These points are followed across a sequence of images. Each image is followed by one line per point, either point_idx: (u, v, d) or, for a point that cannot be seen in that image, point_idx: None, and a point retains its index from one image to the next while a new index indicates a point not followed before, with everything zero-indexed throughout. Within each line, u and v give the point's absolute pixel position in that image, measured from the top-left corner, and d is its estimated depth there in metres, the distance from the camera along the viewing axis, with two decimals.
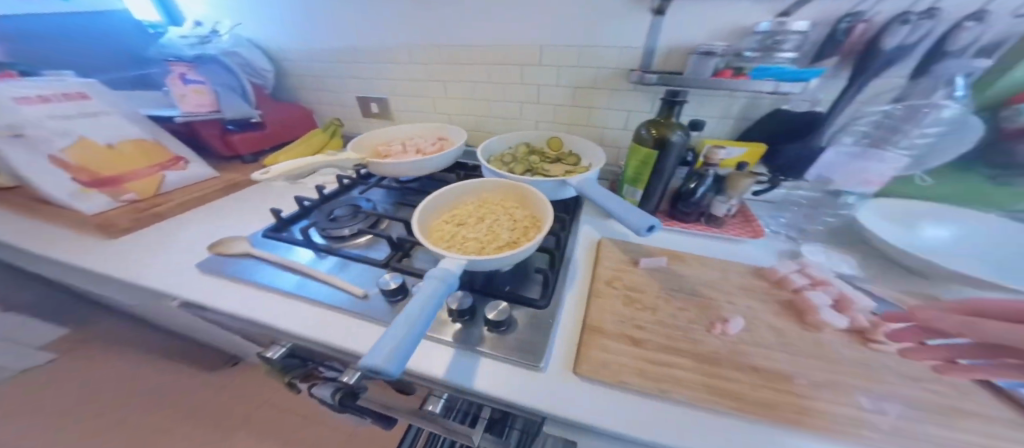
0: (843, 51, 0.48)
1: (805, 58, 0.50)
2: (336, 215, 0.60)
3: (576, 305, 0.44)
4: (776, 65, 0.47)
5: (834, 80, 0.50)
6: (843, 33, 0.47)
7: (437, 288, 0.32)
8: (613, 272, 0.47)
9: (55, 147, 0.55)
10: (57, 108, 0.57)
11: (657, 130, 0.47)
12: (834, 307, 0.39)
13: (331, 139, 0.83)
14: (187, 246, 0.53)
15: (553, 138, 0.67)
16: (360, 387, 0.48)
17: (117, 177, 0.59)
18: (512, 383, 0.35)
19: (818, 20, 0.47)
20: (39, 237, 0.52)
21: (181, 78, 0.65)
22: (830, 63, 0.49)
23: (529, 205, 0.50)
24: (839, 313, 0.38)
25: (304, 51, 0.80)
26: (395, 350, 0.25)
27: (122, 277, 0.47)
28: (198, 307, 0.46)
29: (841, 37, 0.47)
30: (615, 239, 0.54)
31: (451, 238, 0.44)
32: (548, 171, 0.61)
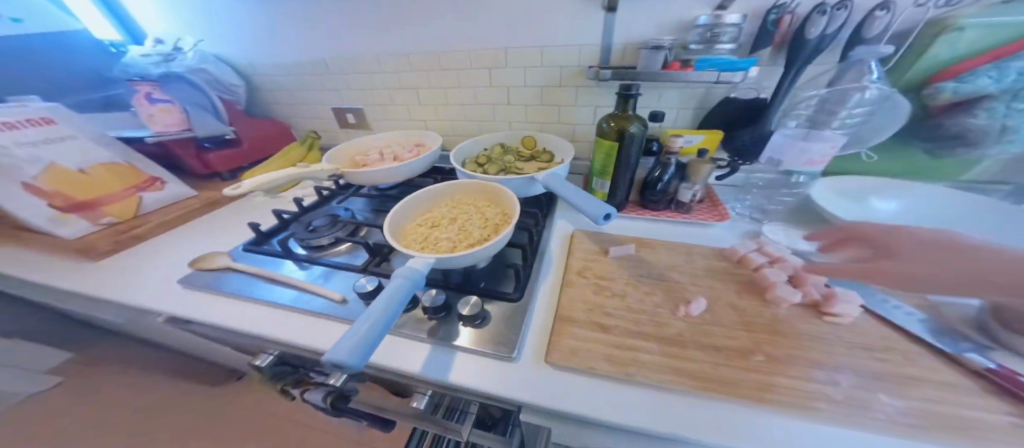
0: (776, 42, 0.51)
1: (743, 50, 0.54)
2: (314, 225, 0.61)
3: (549, 296, 0.45)
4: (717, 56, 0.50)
5: (773, 67, 0.54)
6: (773, 24, 0.50)
7: (401, 285, 0.34)
8: (584, 262, 0.49)
9: (27, 174, 0.55)
10: (25, 134, 0.57)
11: (617, 122, 0.49)
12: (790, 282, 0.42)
13: (309, 152, 0.85)
14: (167, 264, 0.53)
15: (525, 137, 0.69)
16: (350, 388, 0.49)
17: (93, 200, 0.60)
18: (487, 374, 0.37)
19: (750, 13, 0.51)
20: (18, 264, 0.52)
21: (147, 98, 0.67)
22: (766, 53, 0.53)
23: (501, 202, 0.52)
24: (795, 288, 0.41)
25: (274, 65, 0.81)
26: (358, 345, 0.27)
27: (103, 298, 0.47)
28: (184, 321, 0.48)
29: (772, 28, 0.50)
30: (587, 230, 0.56)
31: (424, 239, 0.45)
32: (520, 170, 0.62)
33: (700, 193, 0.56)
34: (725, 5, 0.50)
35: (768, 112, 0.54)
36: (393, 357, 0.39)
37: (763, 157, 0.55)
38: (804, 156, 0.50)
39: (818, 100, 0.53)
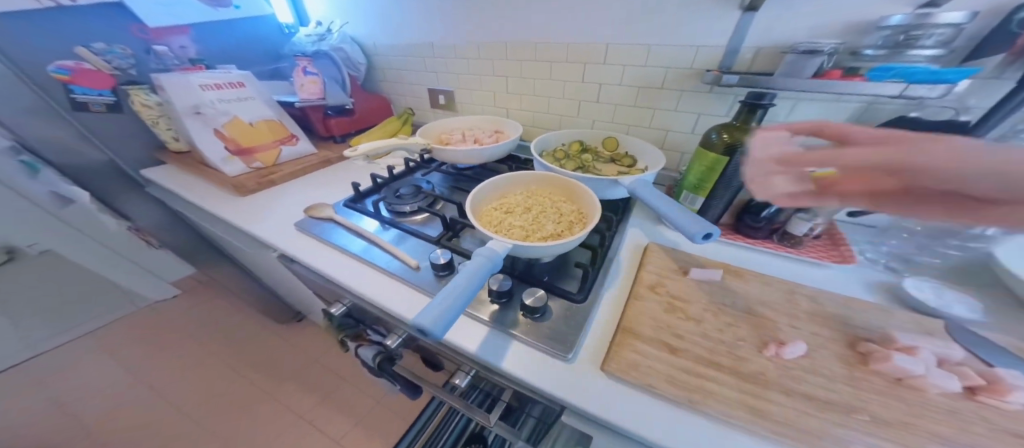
0: (1015, 47, 0.38)
1: (953, 57, 0.42)
2: (401, 192, 0.67)
3: (612, 307, 0.44)
4: (907, 65, 0.41)
5: (996, 82, 0.41)
6: (1019, 24, 0.37)
7: (481, 265, 0.34)
8: (658, 278, 0.46)
9: (219, 123, 0.71)
10: (224, 94, 0.73)
11: (729, 134, 0.43)
12: (931, 349, 0.34)
13: (403, 126, 0.95)
14: (289, 206, 0.65)
15: (609, 137, 0.66)
16: (396, 353, 0.57)
17: (251, 148, 0.74)
18: (539, 368, 0.37)
19: (982, 10, 0.39)
20: (201, 192, 0.69)
21: (303, 70, 0.81)
22: (994, 62, 0.40)
23: (577, 200, 0.50)
24: (935, 359, 0.33)
25: (390, 46, 0.91)
26: (441, 316, 0.28)
27: (245, 226, 0.59)
28: (290, 258, 0.57)
29: (1014, 29, 0.37)
30: (664, 244, 0.52)
31: (499, 224, 0.47)
32: (598, 171, 0.60)
33: (818, 228, 0.48)
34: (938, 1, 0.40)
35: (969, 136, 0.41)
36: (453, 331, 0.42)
37: None
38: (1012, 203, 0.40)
39: None
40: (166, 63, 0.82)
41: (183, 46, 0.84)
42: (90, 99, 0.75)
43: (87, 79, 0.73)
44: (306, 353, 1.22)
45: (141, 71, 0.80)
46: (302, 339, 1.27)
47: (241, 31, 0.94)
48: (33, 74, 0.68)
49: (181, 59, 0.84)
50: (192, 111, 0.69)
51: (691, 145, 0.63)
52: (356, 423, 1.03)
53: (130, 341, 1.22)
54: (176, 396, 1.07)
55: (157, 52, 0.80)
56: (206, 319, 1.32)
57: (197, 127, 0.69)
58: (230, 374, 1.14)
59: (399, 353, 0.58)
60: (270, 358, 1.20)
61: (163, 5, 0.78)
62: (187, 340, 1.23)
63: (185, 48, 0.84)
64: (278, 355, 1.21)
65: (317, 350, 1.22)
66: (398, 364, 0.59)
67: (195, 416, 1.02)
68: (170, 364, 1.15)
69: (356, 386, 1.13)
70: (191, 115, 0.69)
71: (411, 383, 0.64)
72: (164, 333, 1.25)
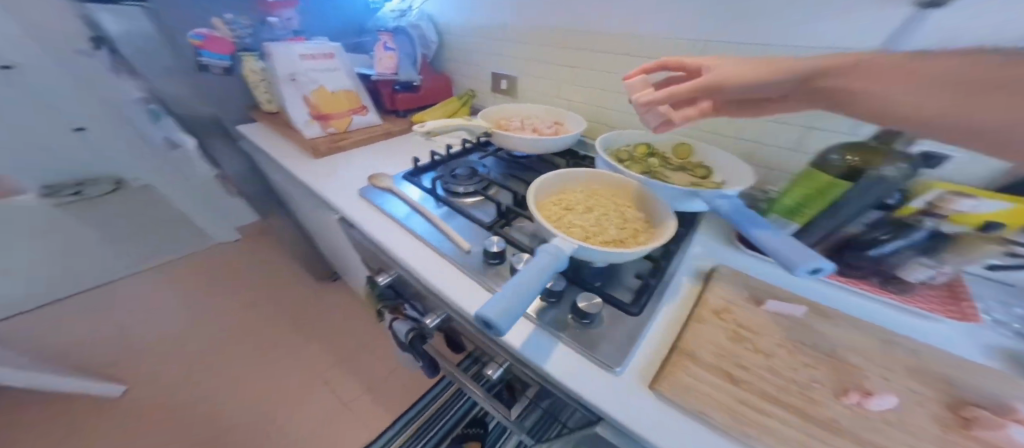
0: None
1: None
2: (457, 172, 0.68)
3: (668, 326, 0.41)
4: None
5: None
6: None
7: (547, 262, 0.33)
8: (724, 303, 0.42)
9: (308, 90, 0.76)
10: (318, 64, 0.78)
11: (861, 157, 0.38)
12: None
13: (462, 107, 0.95)
14: (354, 173, 0.68)
15: (682, 144, 0.61)
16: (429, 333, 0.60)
17: (330, 114, 0.78)
18: (583, 376, 0.36)
19: None
20: (281, 149, 0.76)
21: (384, 45, 0.84)
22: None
23: (644, 207, 0.47)
24: None
25: (463, 26, 0.91)
26: (509, 309, 0.28)
27: (315, 185, 0.64)
28: (349, 223, 0.61)
29: None
30: (734, 269, 0.48)
31: (559, 220, 0.45)
32: (668, 177, 0.55)
33: (939, 276, 0.41)
34: None
35: None
36: None
37: None
38: None
39: None
40: (276, 33, 0.87)
41: (290, 18, 0.88)
42: (212, 63, 0.81)
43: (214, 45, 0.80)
44: (345, 311, 1.34)
45: (255, 40, 0.87)
46: (340, 299, 1.39)
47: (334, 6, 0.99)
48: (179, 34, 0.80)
49: (286, 31, 0.88)
50: (289, 78, 0.75)
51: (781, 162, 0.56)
52: (379, 382, 1.12)
53: (206, 273, 1.44)
54: (230, 327, 1.25)
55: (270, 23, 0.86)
56: (260, 267, 1.50)
57: (291, 92, 0.75)
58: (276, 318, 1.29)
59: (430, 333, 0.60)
60: (312, 311, 1.33)
61: None
62: (244, 282, 1.42)
63: (290, 20, 0.88)
64: (317, 310, 1.34)
65: (350, 313, 1.33)
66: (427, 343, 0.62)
67: (245, 344, 1.19)
68: (232, 300, 1.34)
69: (382, 349, 1.21)
70: (287, 81, 0.75)
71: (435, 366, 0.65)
72: (229, 273, 1.45)
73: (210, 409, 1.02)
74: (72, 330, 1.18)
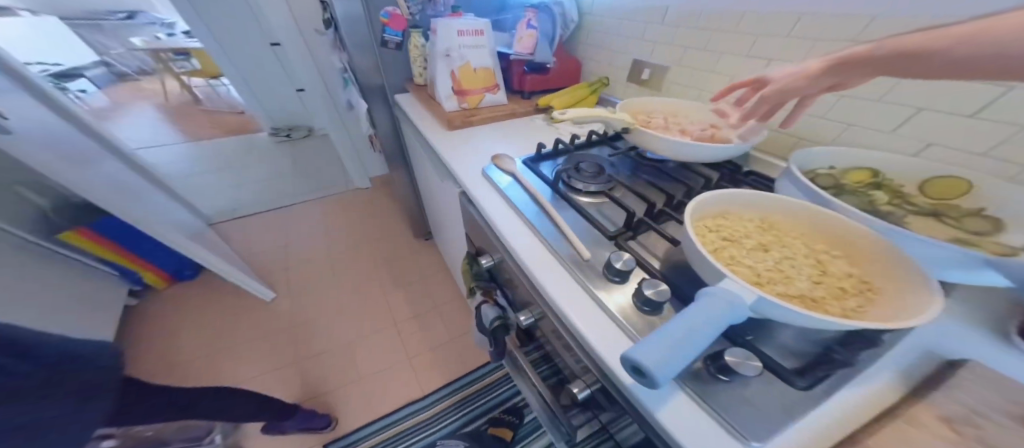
0: None
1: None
2: (582, 167, 0.61)
3: (857, 422, 0.28)
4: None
5: None
6: None
7: (720, 312, 0.25)
8: (987, 426, 0.26)
9: (454, 66, 0.79)
10: (468, 40, 0.79)
11: None
12: None
13: (590, 95, 0.88)
14: (476, 148, 0.70)
15: (948, 179, 0.41)
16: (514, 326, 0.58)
17: (467, 90, 0.80)
18: (703, 439, 0.27)
19: None
20: (418, 116, 0.84)
21: (527, 23, 0.81)
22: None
23: (862, 263, 0.33)
24: None
25: (609, 6, 0.83)
26: (669, 359, 0.22)
27: (442, 154, 0.68)
28: (468, 199, 0.63)
29: None
30: (1018, 383, 0.29)
31: (720, 254, 0.35)
32: (904, 224, 0.38)
33: None
34: None
35: None
36: (605, 340, 0.35)
37: None
38: None
39: None
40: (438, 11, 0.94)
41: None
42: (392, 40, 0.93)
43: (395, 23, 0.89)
44: (435, 271, 1.49)
45: (422, 17, 0.97)
46: (432, 261, 1.54)
47: None
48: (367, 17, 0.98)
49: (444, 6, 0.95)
50: (444, 54, 0.78)
51: None
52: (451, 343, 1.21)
53: (344, 212, 1.79)
54: (350, 260, 1.54)
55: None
56: (379, 215, 1.77)
57: (441, 67, 0.79)
58: (381, 262, 1.53)
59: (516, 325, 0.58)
60: (410, 265, 1.52)
61: None
62: (365, 225, 1.72)
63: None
64: (414, 264, 1.52)
65: (438, 274, 1.48)
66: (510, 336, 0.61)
67: (362, 280, 1.45)
68: (358, 239, 1.64)
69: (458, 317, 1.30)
70: (442, 57, 0.79)
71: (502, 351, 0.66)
72: (359, 215, 1.78)
73: (329, 320, 1.29)
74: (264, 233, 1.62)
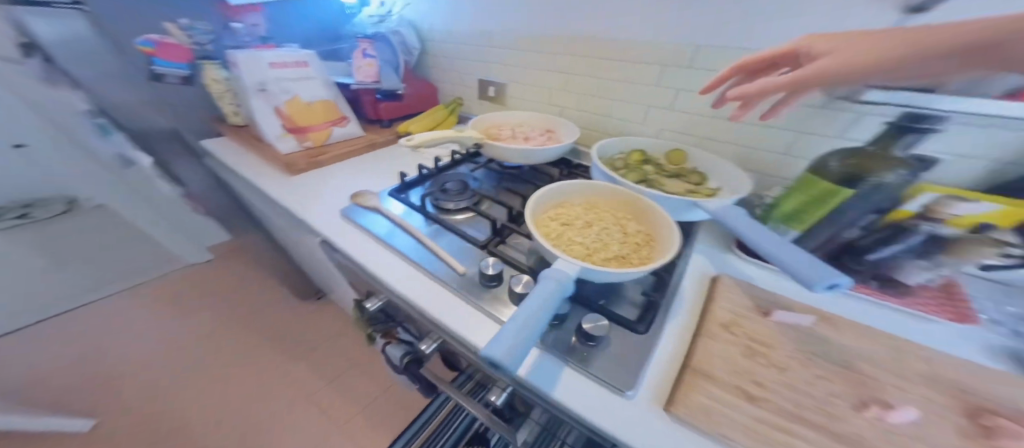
0: None
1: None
2: (448, 187, 0.65)
3: (676, 342, 0.40)
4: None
5: None
6: None
7: (551, 291, 0.30)
8: (731, 315, 0.41)
9: (279, 101, 0.72)
10: (287, 72, 0.74)
11: (858, 162, 0.37)
12: None
13: (448, 116, 0.92)
14: (335, 192, 0.64)
15: (676, 150, 0.61)
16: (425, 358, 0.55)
17: (305, 127, 0.74)
18: (597, 404, 0.34)
19: None
20: (252, 167, 0.71)
21: (362, 52, 0.81)
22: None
23: (645, 220, 0.46)
24: None
25: (446, 32, 0.89)
26: (514, 348, 0.25)
27: (293, 206, 0.60)
28: (332, 246, 0.57)
29: None
30: (737, 278, 0.47)
31: (558, 237, 0.43)
32: (665, 186, 0.55)
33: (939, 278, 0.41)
34: None
35: None
36: None
37: None
38: None
39: None
40: (240, 40, 0.81)
41: (255, 25, 0.85)
42: (168, 71, 0.85)
43: (170, 53, 0.83)
44: (339, 324, 1.29)
45: (217, 46, 0.84)
46: (324, 317, 1.32)
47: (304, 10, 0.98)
48: None
49: (252, 36, 0.84)
50: (258, 88, 0.71)
51: (794, 171, 0.55)
52: (377, 398, 1.09)
53: (178, 293, 1.32)
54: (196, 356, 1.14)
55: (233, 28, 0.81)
56: (233, 285, 1.39)
57: (258, 103, 0.71)
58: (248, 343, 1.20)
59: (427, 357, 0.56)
60: (293, 333, 1.25)
61: None
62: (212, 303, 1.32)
63: (255, 27, 0.85)
64: (302, 327, 1.27)
65: (337, 328, 1.28)
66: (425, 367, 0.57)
67: (232, 371, 1.11)
68: (202, 326, 1.23)
69: (368, 372, 1.16)
70: (256, 91, 0.71)
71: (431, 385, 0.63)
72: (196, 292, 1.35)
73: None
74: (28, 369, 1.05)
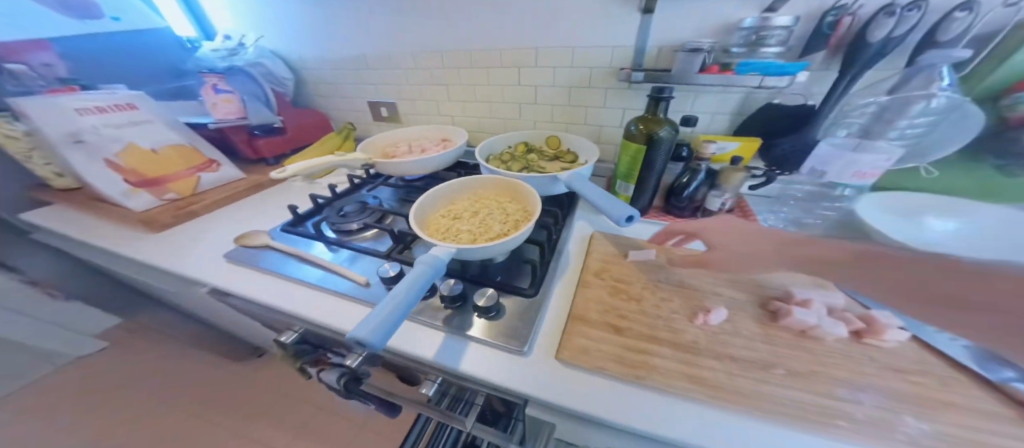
0: (831, 45, 0.51)
1: (792, 53, 0.54)
2: (345, 210, 0.65)
3: (564, 296, 0.45)
4: (761, 60, 0.50)
5: (825, 73, 0.53)
6: (829, 26, 0.49)
7: (425, 272, 0.36)
8: (603, 264, 0.49)
9: (110, 152, 0.64)
10: (111, 118, 0.66)
11: (646, 125, 0.50)
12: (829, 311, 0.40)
13: (345, 141, 0.91)
14: (215, 240, 0.58)
15: (551, 136, 0.70)
16: (363, 373, 0.54)
17: (160, 178, 0.67)
18: (497, 366, 0.37)
19: (803, 16, 0.51)
20: (101, 234, 0.60)
21: (213, 88, 0.74)
22: (818, 58, 0.53)
23: (522, 199, 0.53)
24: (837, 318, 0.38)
25: (319, 58, 0.87)
26: (379, 327, 0.29)
27: (162, 264, 0.53)
28: (223, 293, 0.52)
29: (827, 30, 0.50)
30: (607, 233, 0.56)
31: (447, 230, 0.47)
32: (543, 168, 0.63)
33: (729, 202, 0.56)
34: (774, 7, 0.50)
35: (817, 120, 0.54)
36: (406, 341, 0.41)
37: (806, 167, 0.53)
38: (850, 168, 0.45)
39: (875, 108, 0.47)
40: (29, 83, 0.70)
41: (48, 64, 0.73)
42: None
43: None
44: (284, 378, 1.13)
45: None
46: (258, 375, 1.14)
47: (122, 49, 0.85)
48: None
49: (46, 78, 0.72)
50: (71, 140, 0.61)
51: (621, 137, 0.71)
52: (351, 441, 0.98)
53: None
54: None
55: (12, 71, 0.68)
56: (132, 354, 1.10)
57: (77, 157, 0.61)
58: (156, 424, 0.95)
59: (365, 371, 0.54)
60: (223, 401, 1.05)
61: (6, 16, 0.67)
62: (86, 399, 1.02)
63: (50, 66, 0.73)
64: (235, 393, 1.08)
65: (281, 382, 1.12)
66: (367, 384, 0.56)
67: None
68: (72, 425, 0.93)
69: (334, 410, 1.05)
70: (69, 144, 0.61)
71: (387, 402, 0.60)
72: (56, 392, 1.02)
73: None
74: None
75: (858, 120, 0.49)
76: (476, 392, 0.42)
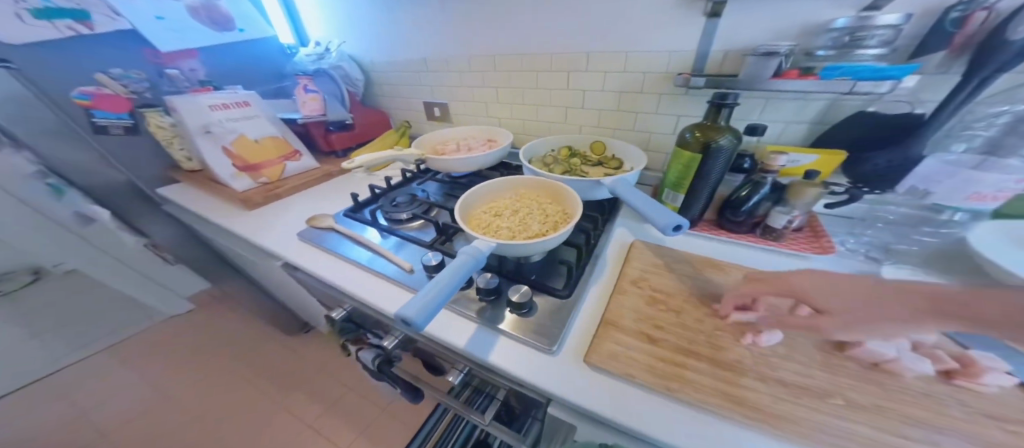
0: (954, 44, 0.42)
1: (898, 55, 0.47)
2: (397, 201, 0.70)
3: (596, 301, 0.45)
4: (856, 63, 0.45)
5: (942, 77, 0.45)
6: (954, 23, 0.41)
7: (466, 262, 0.38)
8: (641, 273, 0.47)
9: (227, 141, 0.77)
10: (231, 113, 0.80)
11: (702, 133, 0.47)
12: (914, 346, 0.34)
13: (401, 138, 0.99)
14: (289, 220, 0.67)
15: (596, 141, 0.69)
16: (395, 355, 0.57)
17: (257, 164, 0.79)
18: (525, 361, 0.38)
19: (917, 12, 0.44)
20: (210, 209, 0.74)
21: (304, 89, 0.87)
22: (936, 59, 0.44)
23: (563, 201, 0.53)
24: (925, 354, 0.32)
25: (386, 63, 0.96)
26: (423, 309, 0.32)
27: (250, 237, 0.63)
28: (293, 266, 0.60)
29: (950, 28, 0.42)
30: (648, 242, 0.54)
31: (488, 226, 0.49)
32: (585, 172, 0.63)
33: (796, 220, 0.50)
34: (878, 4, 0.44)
35: (924, 131, 0.45)
36: (440, 327, 0.44)
37: (902, 185, 0.48)
38: (967, 188, 0.42)
39: (1009, 119, 0.41)
40: (179, 85, 0.89)
41: (194, 69, 0.91)
42: (110, 122, 0.82)
43: (107, 103, 0.80)
44: (329, 351, 1.25)
45: (155, 93, 0.88)
46: (309, 345, 1.28)
47: (245, 56, 1.02)
48: (65, 105, 0.76)
49: (191, 81, 0.91)
50: (203, 131, 0.75)
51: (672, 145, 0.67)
52: (375, 423, 1.05)
53: (160, 349, 1.25)
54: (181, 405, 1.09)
55: (170, 75, 0.88)
56: (209, 329, 1.33)
57: (207, 144, 0.75)
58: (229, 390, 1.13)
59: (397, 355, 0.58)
60: (275, 372, 1.20)
61: (172, 30, 0.85)
62: (182, 354, 1.24)
63: (194, 71, 0.91)
64: (286, 364, 1.22)
65: (326, 355, 1.24)
66: (397, 366, 0.60)
67: (230, 417, 1.06)
68: (170, 386, 1.14)
69: (364, 392, 1.13)
70: (202, 134, 0.75)
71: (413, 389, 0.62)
72: (161, 346, 1.27)
73: None
74: (13, 430, 1.02)
75: (985, 133, 0.43)
76: (501, 386, 0.43)
